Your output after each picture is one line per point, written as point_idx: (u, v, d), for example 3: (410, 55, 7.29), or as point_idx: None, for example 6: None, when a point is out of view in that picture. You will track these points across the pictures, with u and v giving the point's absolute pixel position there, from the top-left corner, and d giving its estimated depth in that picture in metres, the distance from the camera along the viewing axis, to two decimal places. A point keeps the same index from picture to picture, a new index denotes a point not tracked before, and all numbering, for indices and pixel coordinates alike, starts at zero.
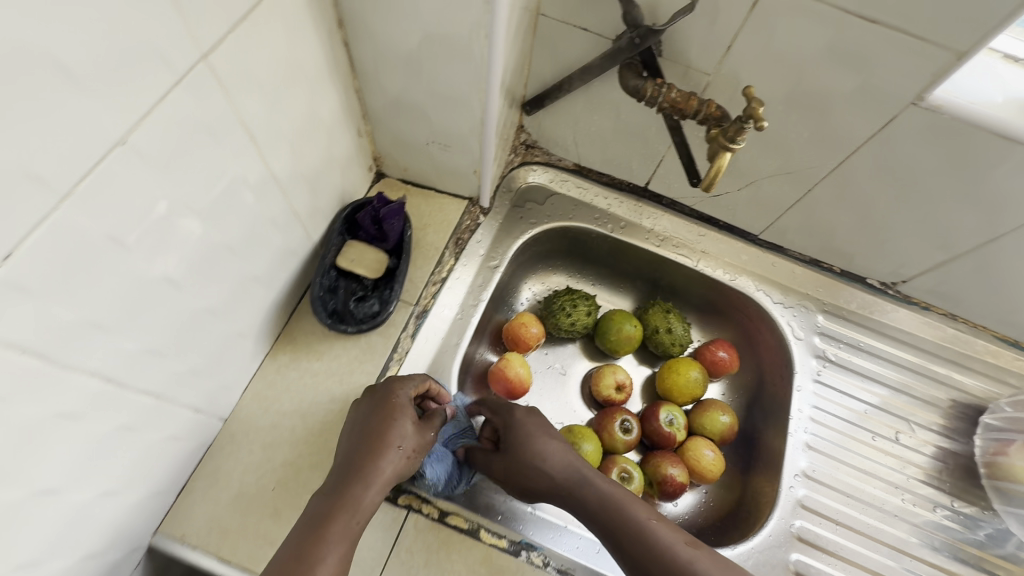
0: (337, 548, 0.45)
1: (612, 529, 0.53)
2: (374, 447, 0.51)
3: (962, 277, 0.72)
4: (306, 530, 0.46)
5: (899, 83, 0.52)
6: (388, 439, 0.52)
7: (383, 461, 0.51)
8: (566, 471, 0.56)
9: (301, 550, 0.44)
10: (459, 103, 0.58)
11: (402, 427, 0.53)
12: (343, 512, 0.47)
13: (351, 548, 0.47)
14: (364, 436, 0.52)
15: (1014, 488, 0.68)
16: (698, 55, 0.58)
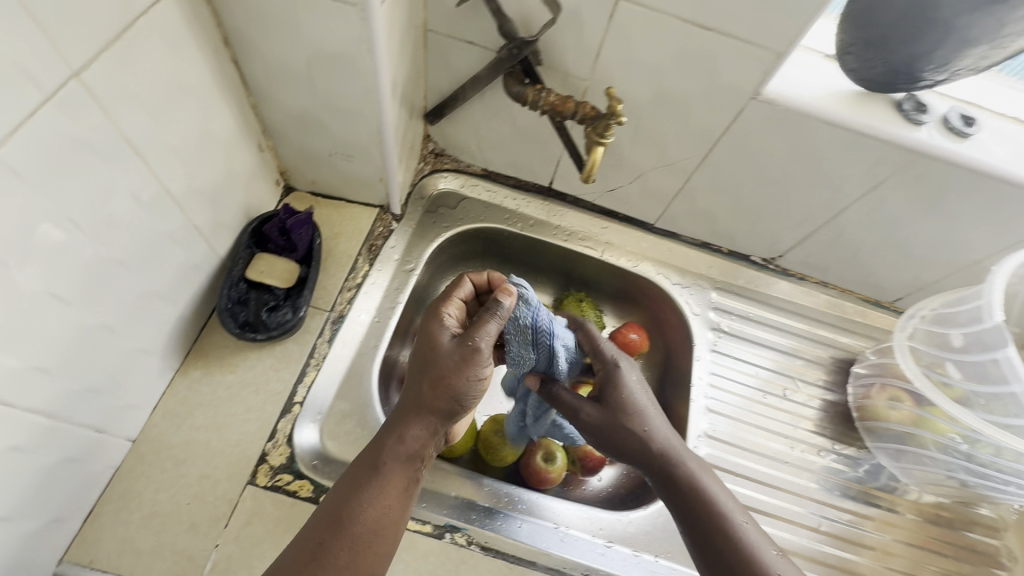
0: (388, 487, 0.50)
1: (669, 481, 0.58)
2: (423, 383, 0.53)
3: (824, 248, 0.82)
4: (361, 467, 0.51)
5: (738, 81, 0.61)
6: (430, 373, 0.53)
7: (426, 398, 0.52)
8: (643, 425, 0.60)
9: (352, 487, 0.49)
10: (354, 114, 0.61)
11: (440, 359, 0.53)
12: (390, 452, 0.51)
13: (400, 487, 0.50)
14: (415, 373, 0.54)
15: (878, 425, 0.76)
16: (572, 63, 0.65)
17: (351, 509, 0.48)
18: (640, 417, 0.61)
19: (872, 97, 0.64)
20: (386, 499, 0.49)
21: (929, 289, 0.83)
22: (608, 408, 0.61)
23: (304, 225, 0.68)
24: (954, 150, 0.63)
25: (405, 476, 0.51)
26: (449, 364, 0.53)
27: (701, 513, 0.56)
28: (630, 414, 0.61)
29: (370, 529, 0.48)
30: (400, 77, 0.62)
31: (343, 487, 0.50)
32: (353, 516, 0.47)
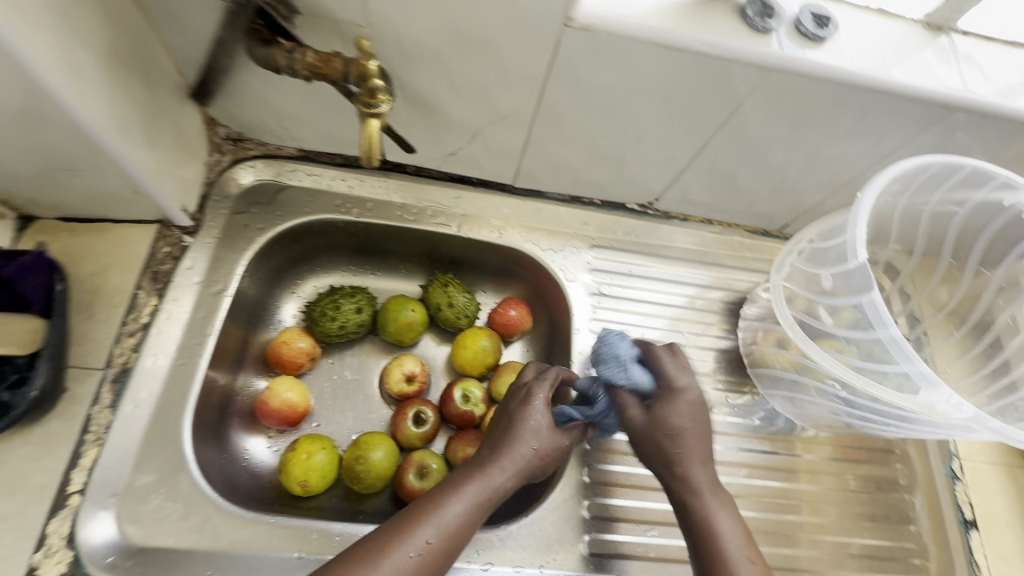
0: (465, 498, 0.49)
1: (684, 512, 0.53)
2: (512, 427, 0.55)
3: (699, 184, 0.73)
4: (444, 484, 0.51)
5: (541, 5, 0.48)
6: (522, 423, 0.55)
7: (518, 437, 0.54)
8: (667, 438, 0.54)
9: (435, 496, 0.50)
10: (35, 117, 0.45)
11: (532, 415, 0.55)
12: (488, 470, 0.51)
13: (479, 504, 0.50)
14: (506, 416, 0.56)
15: (769, 372, 0.71)
16: (333, 7, 0.49)
17: (436, 509, 0.48)
18: (686, 440, 0.53)
19: (711, 4, 0.53)
20: (463, 511, 0.49)
21: (814, 211, 0.76)
22: (656, 415, 0.54)
23: (33, 270, 0.53)
24: (808, 59, 0.53)
25: (489, 497, 0.51)
26: (538, 424, 0.55)
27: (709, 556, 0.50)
28: (657, 438, 0.54)
29: (443, 535, 0.47)
30: (93, 59, 0.46)
31: (425, 497, 0.50)
32: (428, 520, 0.47)
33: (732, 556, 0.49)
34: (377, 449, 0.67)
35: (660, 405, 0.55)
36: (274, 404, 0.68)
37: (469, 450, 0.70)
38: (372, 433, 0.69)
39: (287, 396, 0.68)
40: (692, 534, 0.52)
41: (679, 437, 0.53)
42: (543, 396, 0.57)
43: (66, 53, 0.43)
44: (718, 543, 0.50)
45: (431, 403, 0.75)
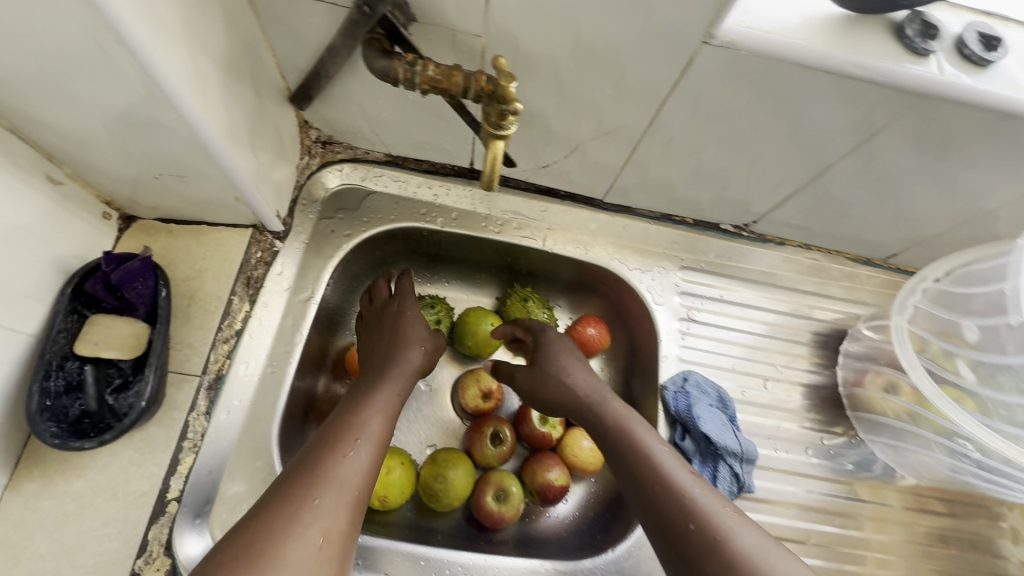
0: (382, 407, 0.54)
1: (605, 438, 0.57)
2: (395, 348, 0.62)
3: (807, 209, 0.68)
4: (352, 403, 0.54)
5: (684, 21, 0.44)
6: (405, 348, 0.62)
7: (400, 358, 0.61)
8: (557, 368, 0.64)
9: (351, 413, 0.52)
10: (155, 128, 0.44)
11: (408, 345, 0.62)
12: (382, 388, 0.57)
13: (391, 413, 0.55)
14: (382, 343, 0.63)
15: (876, 418, 0.66)
16: (456, 16, 0.46)
17: (359, 423, 0.51)
18: (565, 368, 0.64)
19: (864, 20, 0.47)
20: (382, 416, 0.53)
21: (929, 243, 0.70)
22: (545, 355, 0.66)
23: (140, 276, 0.53)
24: (971, 86, 0.47)
25: (393, 407, 0.55)
26: (409, 354, 0.62)
27: (636, 469, 0.52)
28: (547, 386, 0.64)
29: (377, 438, 0.50)
30: (213, 67, 0.44)
31: (339, 414, 0.53)
32: (356, 426, 0.50)
33: (658, 463, 0.51)
34: (456, 469, 0.65)
35: (541, 355, 0.66)
36: None
37: (549, 475, 0.68)
38: (450, 450, 0.68)
39: None
40: (620, 457, 0.54)
41: (566, 371, 0.64)
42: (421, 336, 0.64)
43: (193, 65, 0.42)
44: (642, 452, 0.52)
45: (507, 421, 0.73)
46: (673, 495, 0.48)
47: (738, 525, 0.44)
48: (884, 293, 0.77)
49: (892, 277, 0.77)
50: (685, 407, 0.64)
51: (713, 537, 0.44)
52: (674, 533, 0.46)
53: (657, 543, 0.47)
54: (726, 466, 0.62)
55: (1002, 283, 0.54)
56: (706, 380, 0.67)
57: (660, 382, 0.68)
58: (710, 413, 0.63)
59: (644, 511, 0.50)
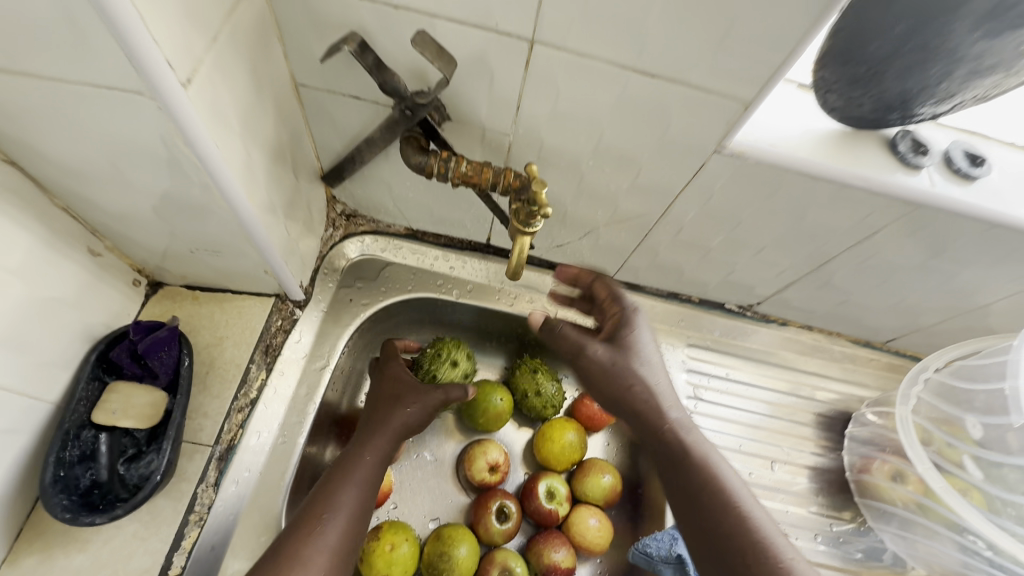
0: (370, 468, 0.54)
1: (673, 464, 0.50)
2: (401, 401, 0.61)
3: (809, 294, 0.71)
4: (342, 460, 0.55)
5: (698, 133, 0.48)
6: (412, 403, 0.61)
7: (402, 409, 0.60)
8: (637, 377, 0.53)
9: (340, 471, 0.53)
10: (202, 211, 0.47)
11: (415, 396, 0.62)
12: (367, 448, 0.56)
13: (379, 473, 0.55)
14: (385, 395, 0.62)
15: (883, 506, 0.66)
16: (489, 118, 0.51)
17: (335, 489, 0.51)
18: (649, 372, 0.53)
19: (861, 134, 0.52)
20: (369, 479, 0.54)
21: (927, 331, 0.73)
22: (618, 350, 0.54)
23: (164, 345, 0.54)
24: (960, 198, 0.51)
25: (382, 466, 0.56)
26: (415, 407, 0.61)
27: (705, 493, 0.47)
28: (606, 373, 0.53)
29: (359, 506, 0.51)
30: (262, 156, 0.48)
31: (327, 475, 0.53)
32: (339, 492, 0.51)
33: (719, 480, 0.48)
34: (461, 545, 0.64)
35: (618, 331, 0.55)
36: None
37: (554, 555, 0.66)
38: (455, 525, 0.67)
39: None
40: (680, 479, 0.49)
41: (645, 364, 0.53)
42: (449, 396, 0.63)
43: (246, 160, 0.45)
44: (705, 468, 0.49)
45: (513, 496, 0.72)
46: (720, 499, 0.47)
47: (786, 544, 0.44)
48: (885, 376, 0.78)
49: (893, 360, 0.79)
50: None
51: (770, 560, 0.43)
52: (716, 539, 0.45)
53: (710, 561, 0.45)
54: None
55: (1003, 382, 0.55)
56: None
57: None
58: None
59: (699, 528, 0.47)
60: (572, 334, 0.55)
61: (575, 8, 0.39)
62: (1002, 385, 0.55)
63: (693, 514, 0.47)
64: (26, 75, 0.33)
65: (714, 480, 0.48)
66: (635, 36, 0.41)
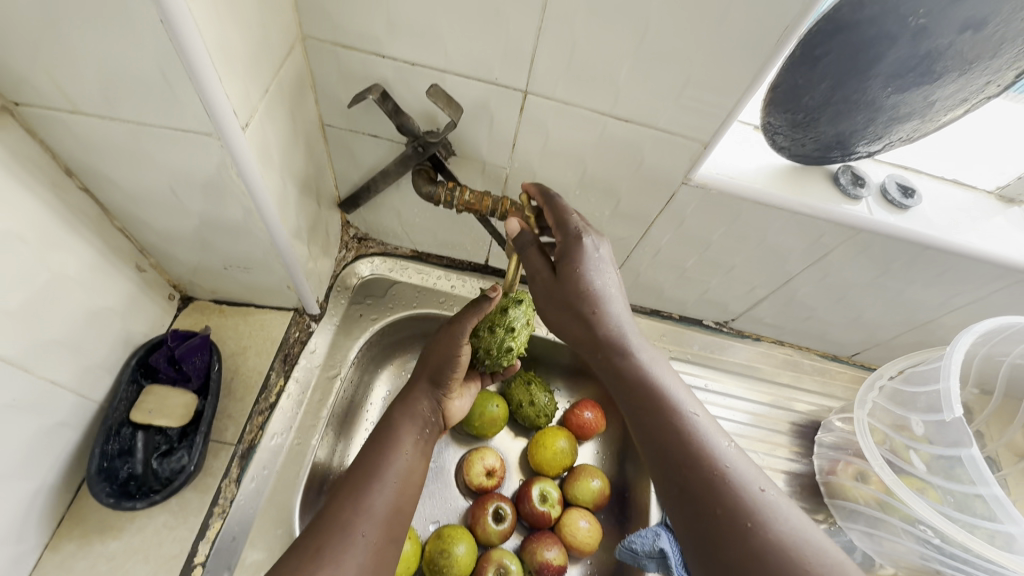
0: (409, 439, 0.61)
1: (624, 391, 0.48)
2: (435, 363, 0.66)
3: (777, 311, 0.78)
4: (384, 430, 0.61)
5: (667, 168, 0.56)
6: (449, 360, 0.65)
7: (435, 375, 0.66)
8: (581, 303, 0.50)
9: (384, 443, 0.59)
10: (240, 231, 0.54)
11: (453, 348, 0.65)
12: (409, 420, 0.62)
13: (419, 443, 0.62)
14: (422, 362, 0.68)
15: (849, 504, 0.72)
16: (489, 153, 0.59)
17: (385, 458, 0.58)
18: (593, 298, 0.50)
19: (808, 169, 0.60)
20: (410, 450, 0.60)
21: (887, 345, 0.80)
22: (563, 277, 0.50)
23: (197, 351, 0.60)
24: (895, 224, 0.59)
25: (422, 436, 0.62)
26: (449, 366, 0.65)
27: (662, 434, 0.44)
28: (573, 297, 0.50)
29: (402, 475, 0.57)
30: (294, 185, 0.55)
31: (371, 446, 0.60)
32: (384, 462, 0.57)
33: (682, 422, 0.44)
34: (459, 544, 0.69)
35: (564, 264, 0.51)
36: None
37: (547, 553, 0.71)
38: (454, 526, 0.72)
39: None
40: (637, 405, 0.47)
41: (592, 304, 0.50)
42: (467, 318, 0.65)
43: (280, 188, 0.52)
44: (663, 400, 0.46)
45: (508, 500, 0.76)
46: (675, 433, 0.44)
47: (751, 474, 0.41)
48: (852, 388, 0.85)
49: (859, 373, 0.86)
50: None
51: (714, 474, 0.41)
52: (673, 471, 0.43)
53: (685, 511, 0.41)
54: None
55: (940, 383, 0.61)
56: None
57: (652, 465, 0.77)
58: None
59: (664, 466, 0.43)
60: (536, 258, 0.53)
61: (560, 67, 0.48)
62: (938, 386, 0.61)
63: (653, 449, 0.44)
64: (119, 120, 0.42)
65: (670, 407, 0.45)
66: (609, 89, 0.49)
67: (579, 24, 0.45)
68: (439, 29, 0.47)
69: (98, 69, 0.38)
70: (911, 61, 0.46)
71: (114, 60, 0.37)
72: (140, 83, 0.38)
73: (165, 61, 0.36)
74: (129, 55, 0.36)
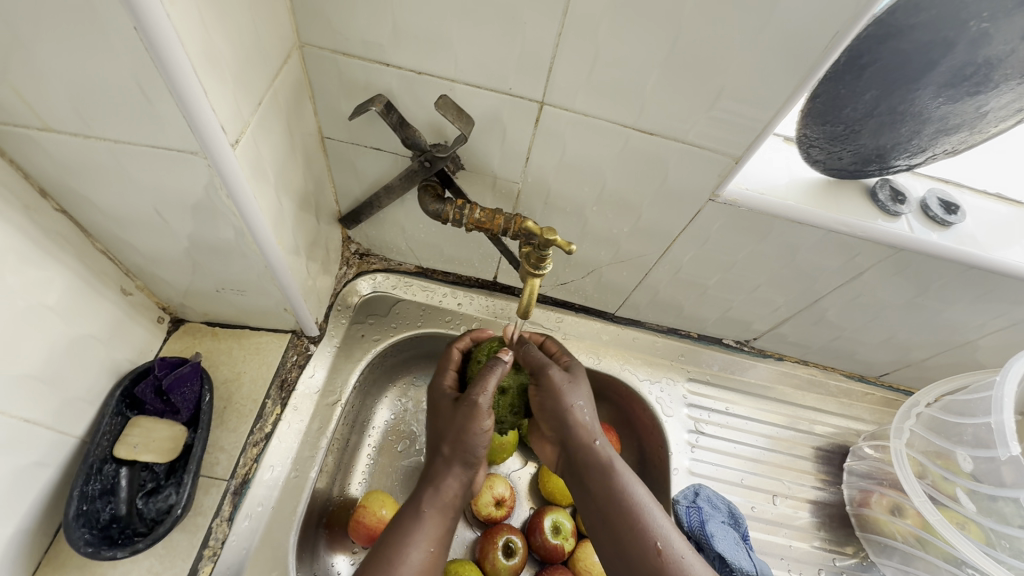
0: (432, 533, 0.52)
1: (592, 473, 0.56)
2: (462, 442, 0.56)
3: (804, 330, 0.73)
4: (406, 519, 0.53)
5: (692, 183, 0.52)
6: (473, 438, 0.56)
7: (465, 455, 0.56)
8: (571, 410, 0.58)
9: (402, 535, 0.52)
10: (232, 254, 0.50)
11: (477, 425, 0.56)
12: (431, 505, 0.54)
13: (443, 536, 0.53)
14: (445, 436, 0.57)
15: (884, 539, 0.68)
16: (500, 167, 0.55)
17: (401, 552, 0.50)
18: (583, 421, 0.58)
19: (843, 184, 0.56)
20: (430, 545, 0.52)
21: (918, 365, 0.76)
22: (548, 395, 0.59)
23: (187, 381, 0.56)
24: (939, 242, 0.55)
25: (447, 527, 0.54)
26: (476, 445, 0.56)
27: (609, 505, 0.54)
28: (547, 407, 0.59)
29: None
30: (291, 203, 0.51)
31: (390, 536, 0.52)
32: (401, 561, 0.49)
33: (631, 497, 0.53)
34: None
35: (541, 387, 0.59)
36: (367, 522, 0.63)
37: None
38: (462, 560, 0.67)
39: (382, 514, 0.63)
40: (597, 484, 0.56)
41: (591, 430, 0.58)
42: (486, 390, 0.55)
43: (277, 208, 0.49)
44: (620, 489, 0.54)
45: (518, 531, 0.72)
46: (624, 507, 0.53)
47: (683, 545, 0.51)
48: (881, 411, 0.81)
49: (888, 395, 0.82)
50: (699, 524, 0.65)
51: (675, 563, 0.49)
52: (611, 530, 0.52)
53: (607, 539, 0.53)
54: None
55: (989, 416, 0.58)
56: (716, 495, 0.69)
57: (672, 496, 0.69)
58: (722, 533, 0.65)
59: (601, 517, 0.54)
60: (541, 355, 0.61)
61: (581, 75, 0.44)
62: (988, 419, 0.58)
63: (603, 510, 0.54)
64: (96, 137, 0.38)
65: (628, 495, 0.54)
66: (634, 101, 0.45)
67: (603, 32, 0.41)
68: (448, 36, 0.43)
69: (70, 83, 0.34)
70: (967, 68, 0.43)
71: (90, 72, 0.33)
72: (118, 99, 0.35)
73: (142, 73, 0.33)
74: (104, 68, 0.33)
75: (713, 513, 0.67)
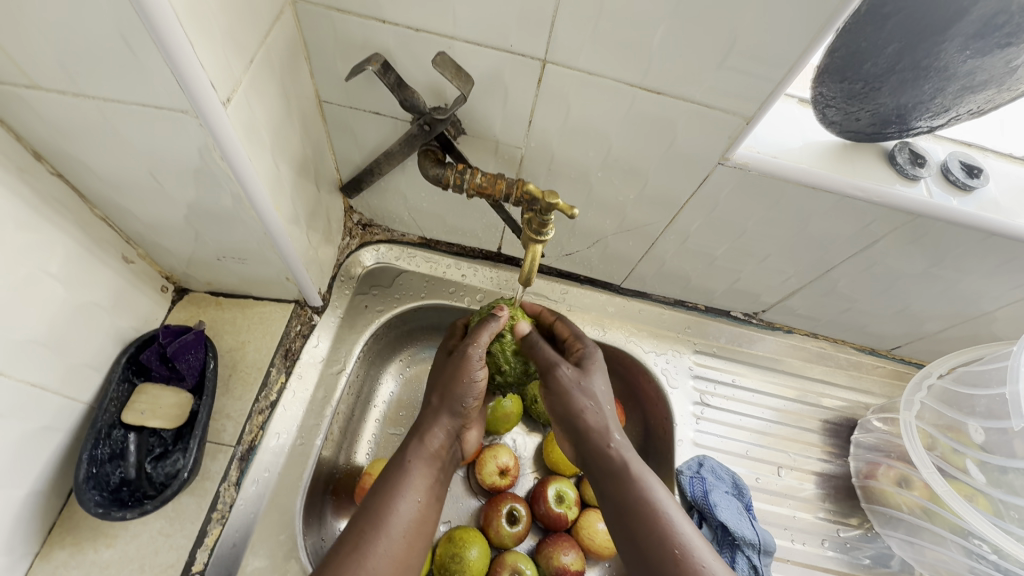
0: (421, 483, 0.53)
1: (612, 474, 0.53)
2: (449, 392, 0.57)
3: (815, 301, 0.71)
4: (394, 471, 0.54)
5: (701, 146, 0.50)
6: (461, 389, 0.57)
7: (453, 406, 0.57)
8: (587, 405, 0.56)
9: (391, 487, 0.52)
10: (231, 220, 0.50)
11: (469, 377, 0.56)
12: (417, 460, 0.55)
13: (431, 488, 0.54)
14: (437, 387, 0.58)
15: (891, 511, 0.67)
16: (502, 131, 0.53)
17: (388, 505, 0.50)
18: (596, 410, 0.56)
19: (860, 147, 0.54)
20: (419, 495, 0.52)
21: (933, 338, 0.74)
22: (566, 388, 0.57)
23: (191, 348, 0.56)
24: (959, 208, 0.53)
25: (436, 478, 0.55)
26: (464, 397, 0.57)
27: (631, 510, 0.51)
28: (559, 404, 0.57)
29: (409, 527, 0.50)
30: (289, 168, 0.51)
31: (379, 488, 0.52)
32: (390, 511, 0.50)
33: (655, 505, 0.51)
34: (472, 548, 0.64)
35: (553, 384, 0.57)
36: None
37: (564, 558, 0.67)
38: (467, 528, 0.68)
39: None
40: (616, 491, 0.52)
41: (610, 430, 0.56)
42: (479, 342, 0.56)
43: (274, 172, 0.48)
44: (638, 488, 0.52)
45: (522, 500, 0.72)
46: (646, 514, 0.50)
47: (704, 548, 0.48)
48: (891, 384, 0.79)
49: (899, 368, 0.80)
50: (702, 494, 0.65)
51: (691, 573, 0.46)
52: (629, 531, 0.50)
53: (628, 544, 0.50)
54: (743, 557, 0.62)
55: (1003, 387, 0.59)
56: (720, 466, 0.69)
57: (676, 466, 0.69)
58: (724, 501, 0.65)
59: (622, 526, 0.51)
60: (552, 352, 0.58)
61: (584, 30, 0.42)
62: (1001, 390, 0.59)
63: (619, 509, 0.52)
64: (86, 96, 0.37)
65: (645, 498, 0.51)
66: (640, 58, 0.43)
67: None
68: None
69: (56, 38, 0.33)
70: (999, 17, 0.40)
71: (73, 25, 0.32)
72: (105, 55, 0.34)
73: (125, 24, 0.31)
74: (87, 20, 0.32)
75: (716, 482, 0.67)
